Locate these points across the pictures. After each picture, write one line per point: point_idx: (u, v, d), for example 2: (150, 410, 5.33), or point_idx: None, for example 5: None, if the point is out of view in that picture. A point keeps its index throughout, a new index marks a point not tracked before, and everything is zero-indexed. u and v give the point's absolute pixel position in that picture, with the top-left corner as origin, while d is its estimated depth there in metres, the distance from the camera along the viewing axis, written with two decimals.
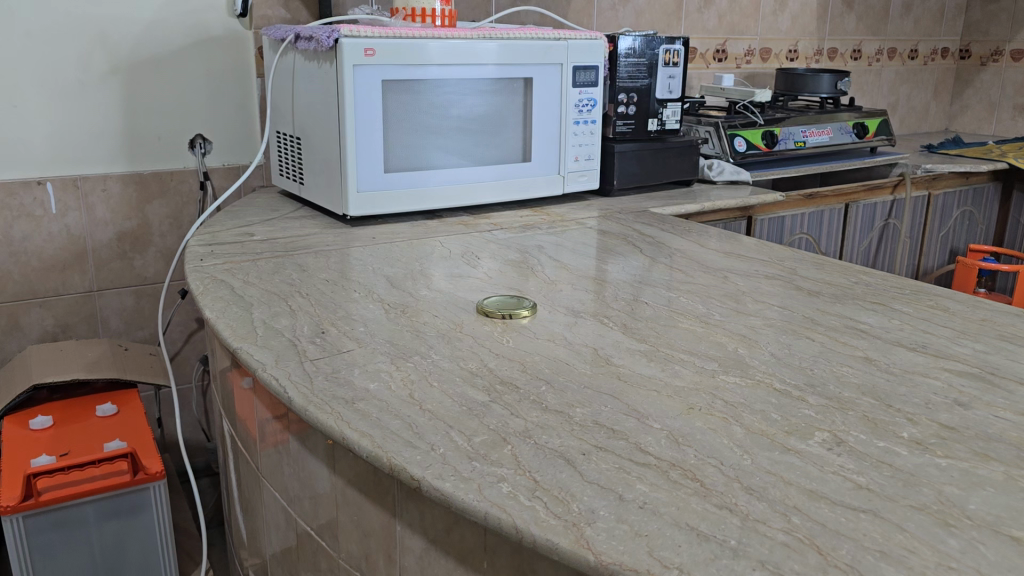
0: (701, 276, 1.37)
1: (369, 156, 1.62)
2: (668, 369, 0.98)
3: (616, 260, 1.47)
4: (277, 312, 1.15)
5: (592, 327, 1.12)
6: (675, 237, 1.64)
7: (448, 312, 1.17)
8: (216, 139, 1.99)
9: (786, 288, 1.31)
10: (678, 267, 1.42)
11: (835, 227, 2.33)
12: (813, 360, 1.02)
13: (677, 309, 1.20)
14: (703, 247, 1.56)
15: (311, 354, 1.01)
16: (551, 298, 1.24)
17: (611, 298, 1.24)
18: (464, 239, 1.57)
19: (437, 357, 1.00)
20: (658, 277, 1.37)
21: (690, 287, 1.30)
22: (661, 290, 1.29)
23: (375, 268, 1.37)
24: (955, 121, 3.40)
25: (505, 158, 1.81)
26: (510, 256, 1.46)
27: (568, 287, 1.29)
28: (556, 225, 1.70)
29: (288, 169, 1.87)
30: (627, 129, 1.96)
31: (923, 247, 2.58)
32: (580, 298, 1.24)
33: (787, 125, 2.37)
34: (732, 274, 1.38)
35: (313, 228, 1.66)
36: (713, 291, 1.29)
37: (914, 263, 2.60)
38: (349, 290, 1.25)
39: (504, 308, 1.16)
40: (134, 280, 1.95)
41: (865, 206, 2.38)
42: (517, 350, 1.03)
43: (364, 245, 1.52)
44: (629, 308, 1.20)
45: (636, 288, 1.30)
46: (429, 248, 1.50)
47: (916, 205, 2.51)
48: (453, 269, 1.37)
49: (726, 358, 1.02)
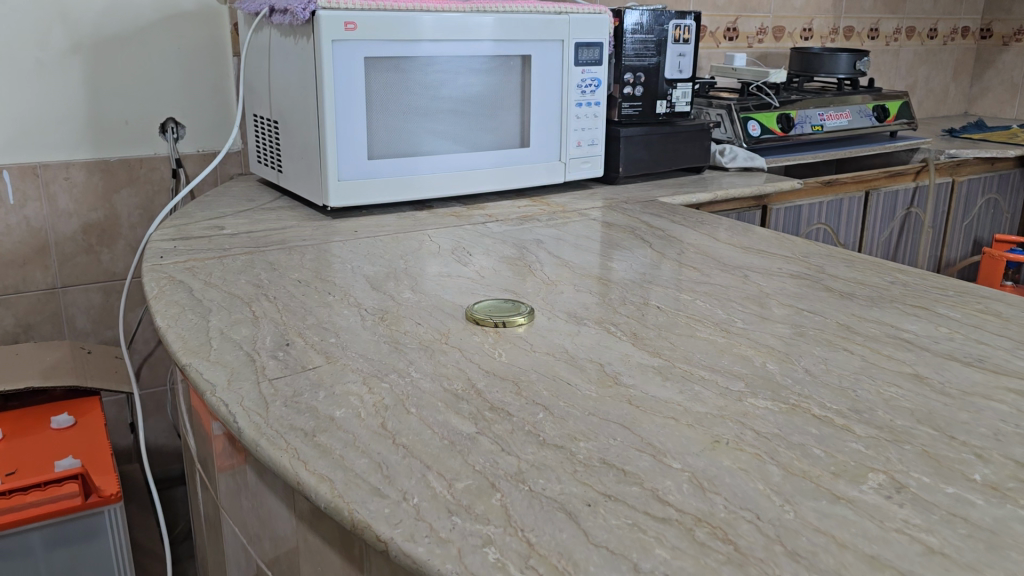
0: (719, 274, 1.22)
1: (351, 141, 1.48)
2: (687, 390, 0.84)
3: (624, 256, 1.33)
4: (238, 320, 1.01)
5: (598, 337, 0.97)
6: (688, 229, 1.49)
7: (434, 319, 1.03)
8: (190, 122, 1.85)
9: (816, 289, 1.16)
10: (692, 264, 1.28)
11: (854, 216, 2.19)
12: (855, 379, 0.87)
13: (695, 314, 1.06)
14: (718, 240, 1.42)
15: (271, 371, 0.87)
16: (550, 302, 1.09)
17: (619, 300, 1.10)
18: (455, 233, 1.42)
19: (417, 376, 0.86)
20: (670, 275, 1.22)
21: (707, 288, 1.16)
22: (675, 292, 1.14)
23: (355, 268, 1.22)
24: (974, 104, 3.25)
25: (502, 143, 1.66)
26: (506, 252, 1.32)
27: (570, 288, 1.15)
28: (556, 217, 1.56)
29: (265, 156, 1.73)
30: (634, 112, 1.81)
31: (946, 237, 2.44)
32: (584, 301, 1.09)
33: (804, 108, 2.23)
34: (752, 272, 1.23)
35: (290, 220, 1.51)
36: (733, 293, 1.14)
37: (937, 254, 2.45)
38: (323, 292, 1.11)
39: (499, 314, 1.02)
40: (102, 275, 1.81)
41: (886, 194, 2.23)
42: (511, 367, 0.89)
43: (344, 240, 1.37)
44: (640, 312, 1.06)
45: (647, 288, 1.16)
46: (416, 244, 1.35)
47: (939, 193, 2.36)
48: (441, 268, 1.23)
49: (754, 375, 0.88)
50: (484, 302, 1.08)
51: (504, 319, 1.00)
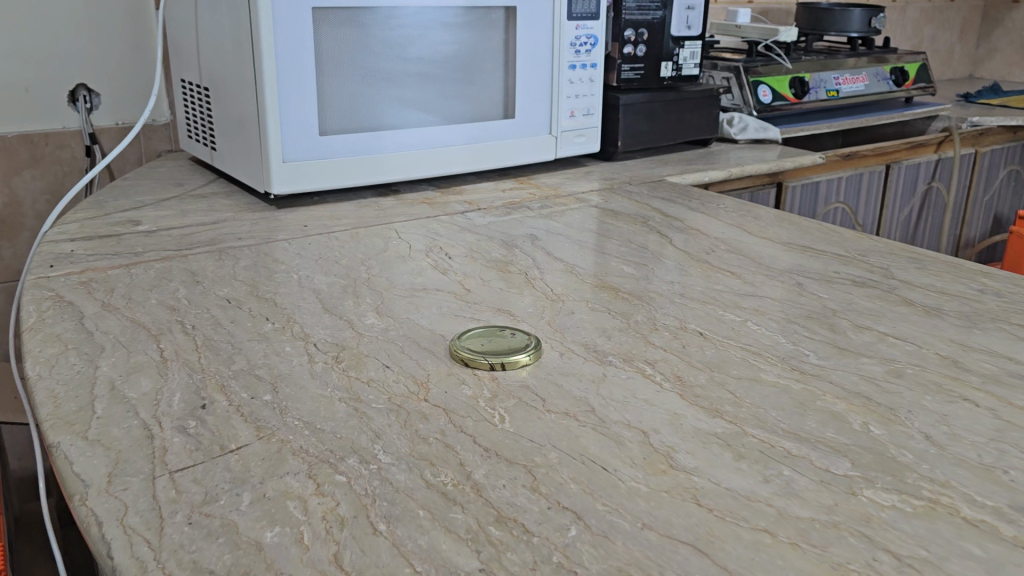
0: (765, 282, 0.97)
1: (298, 112, 1.20)
2: (775, 478, 0.59)
3: (639, 254, 1.07)
4: (138, 363, 0.74)
5: (632, 385, 0.72)
6: (710, 217, 1.24)
7: (408, 357, 0.76)
8: (106, 90, 1.55)
9: (891, 303, 0.92)
10: (727, 266, 1.03)
11: (874, 193, 1.95)
12: (997, 450, 0.63)
13: (751, 344, 0.81)
14: (749, 231, 1.17)
15: (174, 454, 0.60)
16: (561, 327, 0.83)
17: (649, 324, 0.84)
18: (429, 226, 1.16)
19: (387, 460, 0.60)
20: (704, 282, 0.97)
21: (756, 301, 0.91)
22: (716, 308, 0.89)
23: (304, 278, 0.95)
24: (980, 66, 3.03)
25: (481, 113, 1.39)
26: (494, 253, 1.06)
27: (583, 305, 0.89)
28: (550, 204, 1.30)
29: (197, 130, 1.44)
30: (635, 76, 1.54)
31: (966, 213, 2.21)
32: (603, 327, 0.83)
33: (818, 71, 1.99)
34: (804, 279, 0.99)
35: (224, 210, 1.23)
36: (791, 309, 0.89)
37: (956, 233, 2.23)
38: (260, 318, 0.84)
39: (493, 351, 0.76)
40: (4, 274, 1.51)
41: (908, 167, 1.99)
42: (519, 439, 0.63)
43: (291, 238, 1.10)
44: (679, 343, 0.80)
45: (679, 302, 0.90)
46: (381, 243, 1.08)
47: (961, 165, 2.13)
48: (414, 277, 0.96)
49: (861, 449, 0.63)
50: (471, 330, 0.81)
51: (501, 359, 0.74)
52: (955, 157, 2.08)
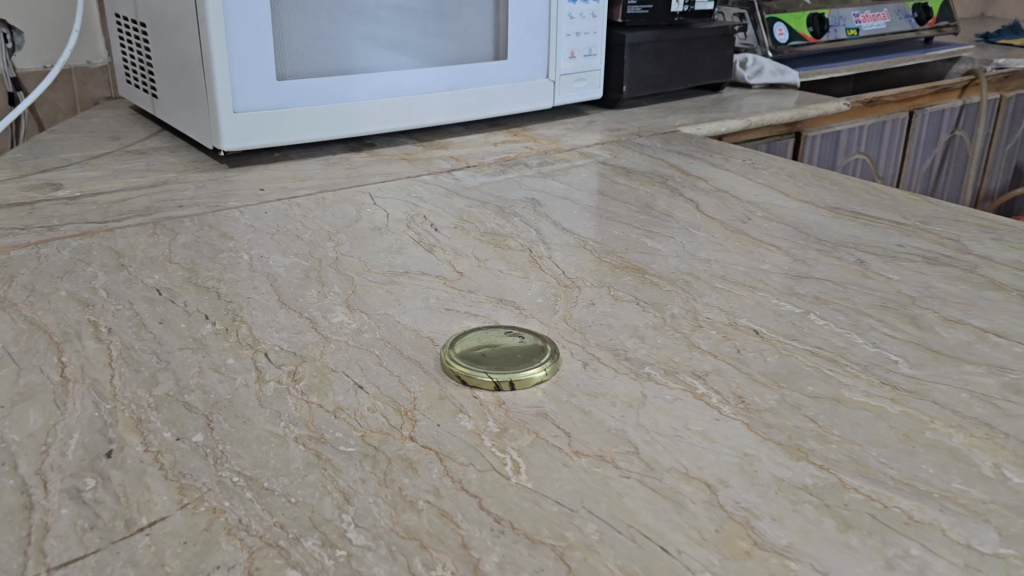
0: (820, 258, 0.80)
1: (251, 53, 1.00)
2: (902, 564, 0.42)
3: (662, 220, 0.90)
4: (30, 386, 0.56)
5: (683, 412, 0.55)
6: (737, 177, 1.06)
7: (387, 373, 0.59)
8: (29, 27, 1.33)
9: (977, 286, 0.75)
10: (770, 236, 0.85)
11: (896, 143, 1.77)
12: None
13: (822, 347, 0.64)
14: (786, 194, 0.99)
15: (59, 538, 0.43)
16: (580, 325, 0.66)
17: (691, 319, 0.67)
18: (410, 190, 0.97)
19: (360, 542, 0.43)
20: (748, 258, 0.80)
21: (814, 286, 0.74)
22: (768, 295, 0.72)
23: (257, 259, 0.77)
24: (993, 5, 2.84)
25: (467, 54, 1.19)
26: (490, 222, 0.88)
27: (605, 293, 0.72)
28: (549, 162, 1.11)
29: (135, 75, 1.23)
30: (642, 11, 1.35)
31: (989, 163, 2.05)
32: (633, 323, 0.66)
33: (838, 7, 1.79)
34: (865, 254, 0.82)
35: (165, 169, 1.04)
36: (859, 295, 0.72)
37: (976, 185, 2.07)
38: (197, 317, 0.66)
39: (497, 364, 0.59)
40: None
41: (932, 114, 1.82)
42: (541, 501, 0.46)
43: (243, 205, 0.91)
44: (732, 347, 0.63)
45: (721, 287, 0.73)
46: (352, 211, 0.90)
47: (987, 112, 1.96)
48: (393, 256, 0.78)
49: (1004, 510, 0.46)
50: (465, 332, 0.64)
51: (506, 376, 0.57)
52: (982, 103, 1.90)
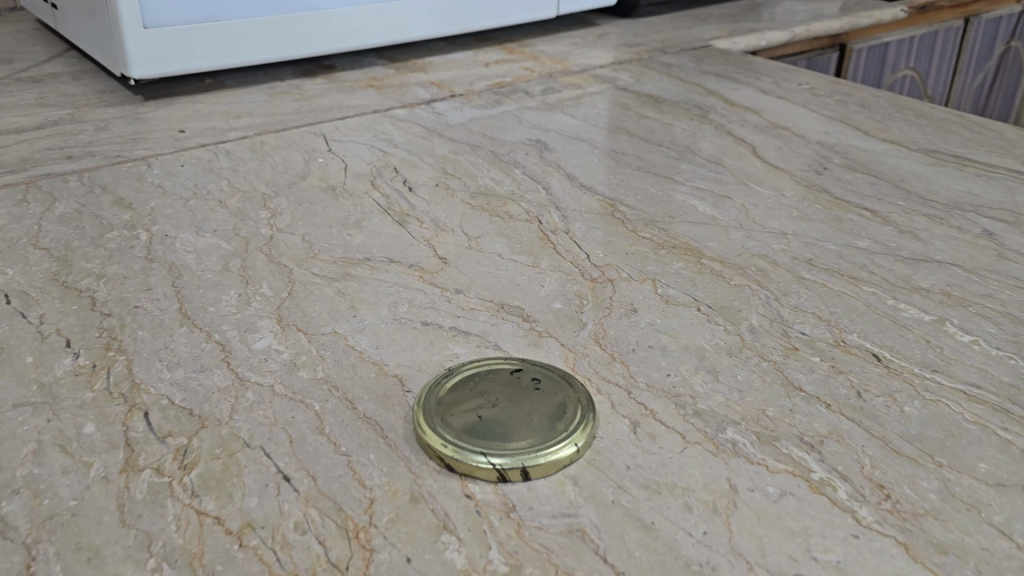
0: (933, 229, 0.59)
1: None
2: None
3: (710, 172, 0.68)
4: None
5: (799, 523, 0.34)
6: (793, 110, 0.84)
7: (330, 448, 0.38)
8: None
9: None
10: (858, 195, 0.64)
11: (947, 55, 1.53)
12: None
13: (981, 384, 0.43)
14: (862, 133, 0.77)
15: None
16: (619, 350, 0.45)
17: (778, 337, 0.46)
18: (378, 131, 0.75)
19: None
20: (836, 229, 0.59)
21: (939, 276, 0.53)
22: (879, 292, 0.51)
23: (159, 239, 0.55)
24: None
25: None
26: (483, 175, 0.66)
27: (650, 291, 0.50)
28: (555, 88, 0.89)
29: None
30: None
31: None
32: (697, 346, 0.45)
33: None
34: (990, 221, 0.61)
35: (61, 104, 0.81)
36: (1004, 290, 0.52)
37: None
38: (54, 346, 0.45)
39: (505, 430, 0.38)
40: None
41: (988, 20, 1.57)
42: None
43: (154, 154, 0.69)
44: (848, 388, 0.42)
45: (810, 279, 0.52)
46: (300, 162, 0.68)
47: None
48: (351, 232, 0.57)
49: None
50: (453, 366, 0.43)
51: (520, 460, 0.36)
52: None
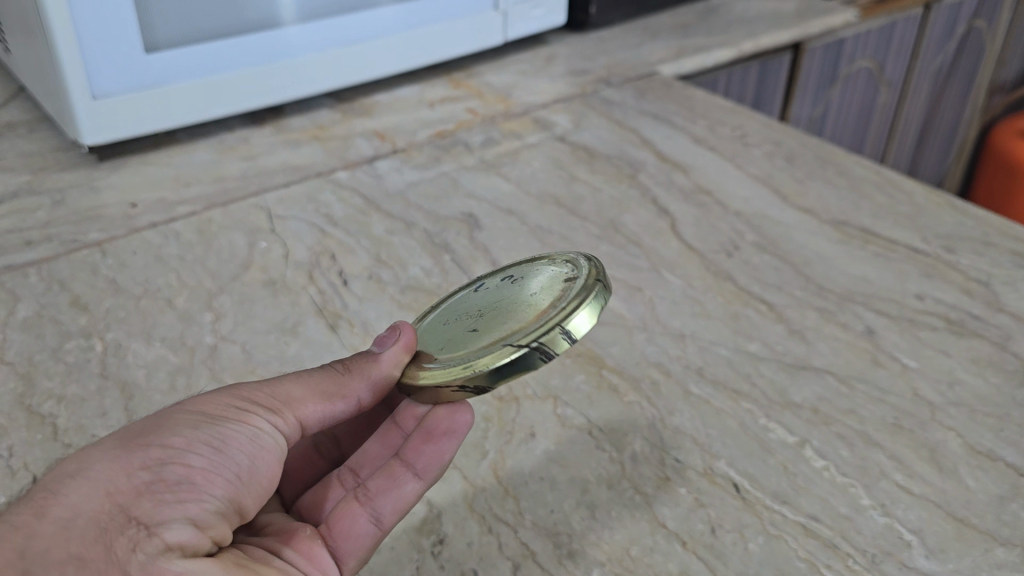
0: (819, 327, 0.65)
1: (108, 30, 0.80)
2: None
3: (626, 253, 0.74)
4: None
5: None
6: (719, 167, 0.89)
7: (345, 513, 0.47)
8: None
9: (1014, 378, 0.60)
10: (759, 284, 0.70)
11: (906, 43, 1.44)
12: None
13: (822, 517, 0.50)
14: (780, 200, 0.83)
15: None
16: (514, 484, 0.52)
17: (655, 465, 0.53)
18: (322, 204, 0.80)
19: None
20: (731, 329, 0.65)
21: (812, 386, 0.60)
22: (755, 408, 0.57)
23: (112, 350, 0.63)
24: None
25: None
26: (413, 263, 0.71)
27: (549, 412, 0.57)
28: (495, 140, 0.93)
29: None
30: None
31: (1007, 52, 1.69)
32: (581, 478, 0.52)
33: None
34: (873, 316, 0.67)
35: (18, 167, 0.87)
36: (867, 404, 0.58)
37: (994, 81, 1.72)
38: (22, 484, 0.52)
39: (514, 321, 0.47)
40: None
41: (950, 5, 1.46)
42: None
43: (108, 238, 0.75)
44: (705, 524, 0.49)
45: (696, 394, 0.58)
46: (244, 248, 0.74)
47: None
48: (287, 339, 0.63)
49: None
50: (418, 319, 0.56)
51: (553, 330, 0.43)
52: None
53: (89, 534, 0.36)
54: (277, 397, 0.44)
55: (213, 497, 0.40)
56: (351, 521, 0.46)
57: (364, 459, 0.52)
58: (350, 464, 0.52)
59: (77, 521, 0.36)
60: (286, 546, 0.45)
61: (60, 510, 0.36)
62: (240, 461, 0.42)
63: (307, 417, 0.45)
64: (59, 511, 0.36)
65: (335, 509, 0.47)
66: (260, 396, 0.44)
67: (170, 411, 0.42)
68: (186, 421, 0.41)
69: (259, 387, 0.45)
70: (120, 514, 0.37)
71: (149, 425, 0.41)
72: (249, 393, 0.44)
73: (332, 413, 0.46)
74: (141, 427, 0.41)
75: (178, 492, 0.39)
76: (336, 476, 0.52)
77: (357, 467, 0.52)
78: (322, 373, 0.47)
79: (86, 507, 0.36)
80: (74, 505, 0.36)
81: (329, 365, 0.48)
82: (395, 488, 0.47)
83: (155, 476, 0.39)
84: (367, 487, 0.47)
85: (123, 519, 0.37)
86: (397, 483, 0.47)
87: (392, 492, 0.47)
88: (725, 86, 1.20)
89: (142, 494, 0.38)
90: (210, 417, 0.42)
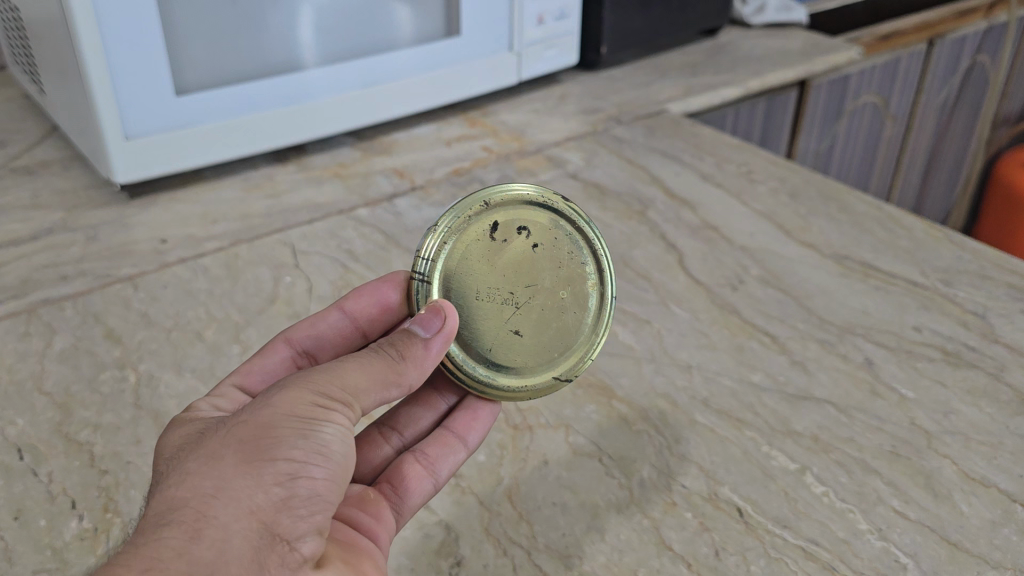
0: (821, 358, 0.68)
1: (141, 70, 0.84)
2: None
3: (637, 287, 0.77)
4: None
5: None
6: (725, 204, 0.92)
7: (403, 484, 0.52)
8: None
9: (1008, 408, 0.63)
10: (762, 317, 0.73)
11: (913, 75, 1.47)
12: None
13: (820, 541, 0.52)
14: (784, 235, 0.86)
15: None
16: (527, 508, 0.55)
17: (662, 491, 0.56)
18: (345, 239, 0.84)
19: None
20: (735, 360, 0.68)
21: (813, 415, 0.62)
22: (758, 437, 0.60)
23: (145, 381, 0.66)
24: None
25: (416, 34, 1.02)
26: None
27: (561, 440, 0.60)
28: (510, 177, 0.97)
29: (26, 66, 1.07)
30: None
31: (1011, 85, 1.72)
32: (592, 502, 0.55)
33: None
34: (873, 348, 0.69)
35: (52, 205, 0.91)
36: (865, 433, 0.61)
37: (998, 113, 1.75)
38: (62, 508, 0.56)
39: (549, 332, 0.56)
40: None
41: (952, 42, 1.50)
42: None
43: (139, 273, 0.79)
44: (710, 547, 0.52)
45: (702, 423, 0.61)
46: (269, 282, 0.78)
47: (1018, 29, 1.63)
48: None
49: None
50: (425, 260, 0.54)
51: (582, 361, 0.57)
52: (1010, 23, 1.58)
53: (246, 556, 0.38)
54: (352, 394, 0.44)
55: (332, 500, 0.43)
56: (413, 478, 0.52)
57: (404, 422, 0.57)
58: (388, 423, 0.57)
59: (233, 544, 0.38)
60: (358, 510, 0.48)
61: (213, 533, 0.38)
62: (343, 460, 0.43)
63: (369, 404, 0.45)
64: (212, 533, 0.38)
65: (395, 467, 0.52)
66: (334, 390, 0.44)
67: (270, 416, 0.42)
68: (292, 429, 0.41)
69: (331, 377, 0.44)
70: (265, 530, 0.39)
71: (256, 433, 0.41)
72: (324, 385, 0.44)
73: (389, 397, 0.47)
74: (250, 435, 0.41)
75: (309, 504, 0.41)
76: (380, 434, 0.56)
77: (399, 428, 0.57)
78: (379, 359, 0.46)
79: (234, 526, 0.39)
80: (225, 526, 0.38)
81: (379, 347, 0.47)
82: (451, 453, 0.53)
83: (287, 491, 0.40)
84: (425, 451, 0.53)
85: (268, 535, 0.39)
86: (452, 450, 0.53)
87: (449, 455, 0.53)
88: (732, 123, 1.23)
89: (280, 508, 0.40)
90: (308, 420, 0.42)
